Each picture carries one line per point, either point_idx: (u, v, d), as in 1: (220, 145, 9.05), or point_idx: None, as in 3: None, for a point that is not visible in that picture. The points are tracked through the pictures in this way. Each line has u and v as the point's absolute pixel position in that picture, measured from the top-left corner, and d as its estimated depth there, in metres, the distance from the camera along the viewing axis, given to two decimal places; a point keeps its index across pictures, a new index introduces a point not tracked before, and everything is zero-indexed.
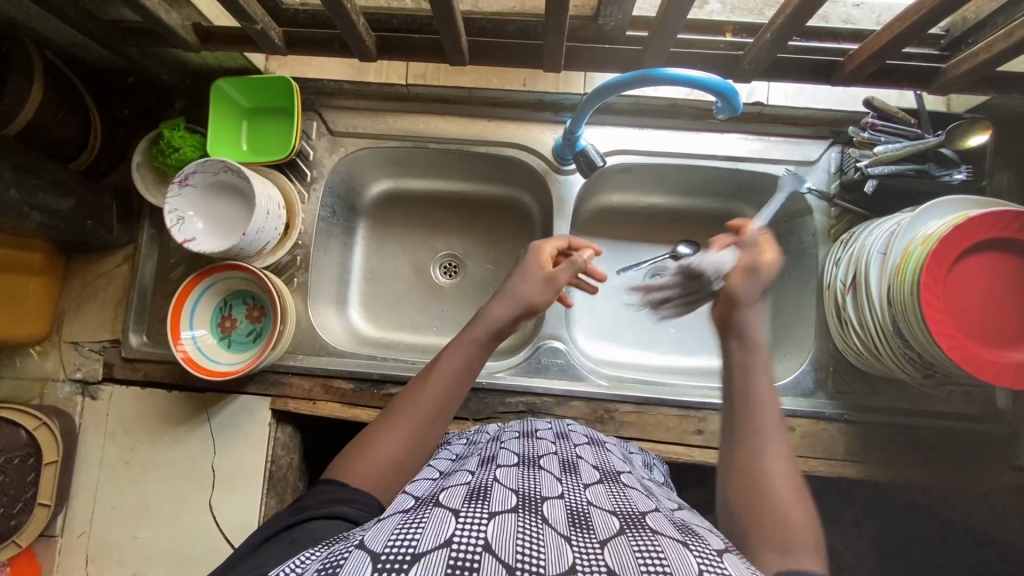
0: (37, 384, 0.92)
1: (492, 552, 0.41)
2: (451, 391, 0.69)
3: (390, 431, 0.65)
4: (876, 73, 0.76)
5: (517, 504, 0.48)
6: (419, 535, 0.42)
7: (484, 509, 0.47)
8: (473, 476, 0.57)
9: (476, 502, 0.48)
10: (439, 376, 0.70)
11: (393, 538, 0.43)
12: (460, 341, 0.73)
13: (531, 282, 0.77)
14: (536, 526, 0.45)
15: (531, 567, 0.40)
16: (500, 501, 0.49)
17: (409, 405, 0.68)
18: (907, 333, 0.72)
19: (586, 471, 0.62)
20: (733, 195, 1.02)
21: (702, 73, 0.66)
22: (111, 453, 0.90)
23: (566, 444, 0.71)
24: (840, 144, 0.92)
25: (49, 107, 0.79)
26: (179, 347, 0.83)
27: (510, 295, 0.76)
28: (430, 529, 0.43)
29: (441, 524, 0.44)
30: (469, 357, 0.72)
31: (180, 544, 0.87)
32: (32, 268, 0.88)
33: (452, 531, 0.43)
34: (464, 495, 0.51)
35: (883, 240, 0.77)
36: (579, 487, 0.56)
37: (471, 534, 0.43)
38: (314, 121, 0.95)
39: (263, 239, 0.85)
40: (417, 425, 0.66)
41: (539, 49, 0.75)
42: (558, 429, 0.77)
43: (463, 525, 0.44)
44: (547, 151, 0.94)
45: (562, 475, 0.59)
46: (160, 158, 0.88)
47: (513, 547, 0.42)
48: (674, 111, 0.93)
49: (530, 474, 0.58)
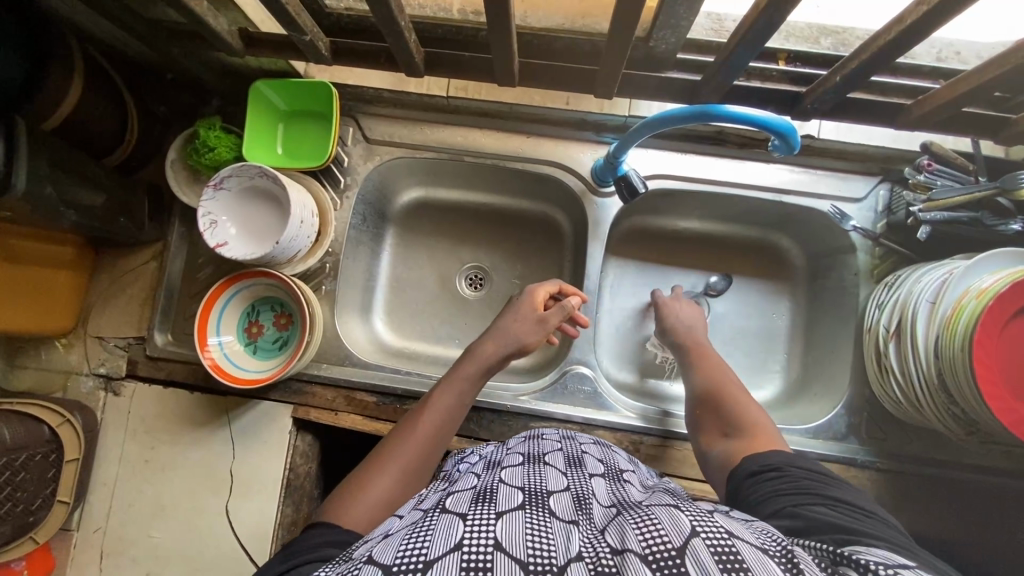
0: (60, 377, 0.91)
1: (503, 550, 0.39)
2: (443, 428, 0.70)
3: (385, 467, 0.63)
4: (945, 119, 0.73)
5: (523, 501, 0.47)
6: (429, 542, 0.40)
7: (490, 508, 0.45)
8: (479, 479, 0.56)
9: (483, 503, 0.46)
10: (433, 411, 0.70)
11: (403, 548, 0.40)
12: (452, 379, 0.74)
13: (523, 325, 0.79)
14: (542, 519, 0.44)
15: (544, 562, 0.38)
16: (506, 500, 0.47)
17: (405, 440, 0.67)
18: (954, 389, 0.70)
19: (591, 465, 0.63)
20: (772, 225, 0.99)
21: (763, 111, 0.63)
22: (130, 451, 0.89)
23: (572, 443, 0.70)
24: (888, 182, 0.89)
25: (88, 101, 0.78)
26: (206, 354, 0.82)
27: (503, 333, 0.78)
28: (438, 534, 0.41)
29: (450, 529, 0.41)
30: (460, 395, 0.74)
31: (195, 547, 0.86)
32: (62, 261, 0.87)
33: (461, 534, 0.41)
34: (470, 498, 0.48)
35: (933, 288, 0.74)
36: (584, 480, 0.56)
37: (480, 535, 0.40)
38: (350, 128, 0.94)
39: (296, 247, 0.84)
40: (413, 462, 0.65)
41: (593, 73, 0.73)
42: (565, 432, 0.75)
43: (471, 526, 0.41)
44: (586, 171, 0.92)
45: (567, 470, 0.59)
46: (194, 157, 0.86)
47: (522, 543, 0.40)
48: (720, 139, 0.90)
49: (535, 472, 0.56)
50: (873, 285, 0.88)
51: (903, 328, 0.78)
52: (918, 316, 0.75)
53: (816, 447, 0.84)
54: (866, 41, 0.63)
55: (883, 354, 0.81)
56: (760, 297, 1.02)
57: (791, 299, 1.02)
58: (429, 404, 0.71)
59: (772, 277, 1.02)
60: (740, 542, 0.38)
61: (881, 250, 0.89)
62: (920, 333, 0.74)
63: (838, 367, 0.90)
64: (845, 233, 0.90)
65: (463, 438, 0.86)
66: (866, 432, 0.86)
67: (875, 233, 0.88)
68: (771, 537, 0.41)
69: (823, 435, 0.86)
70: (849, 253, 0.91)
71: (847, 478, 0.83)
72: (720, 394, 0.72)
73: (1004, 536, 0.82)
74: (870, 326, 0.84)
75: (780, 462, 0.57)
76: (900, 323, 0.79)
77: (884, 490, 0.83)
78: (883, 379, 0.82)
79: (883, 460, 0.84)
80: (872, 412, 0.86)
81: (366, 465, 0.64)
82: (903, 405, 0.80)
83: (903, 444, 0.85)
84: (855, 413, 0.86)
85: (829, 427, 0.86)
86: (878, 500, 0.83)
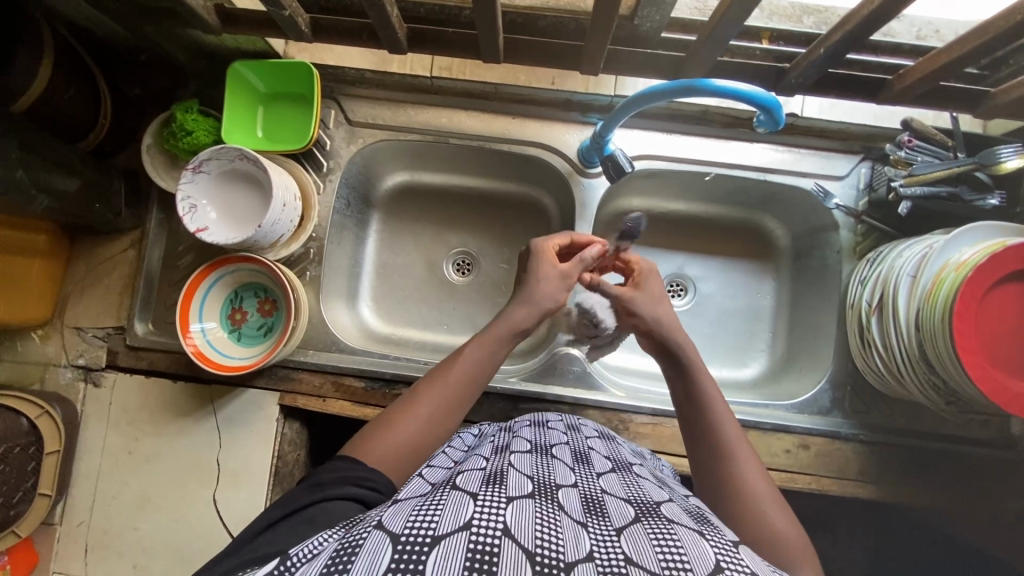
0: (37, 369, 0.89)
1: (511, 537, 0.39)
2: (471, 384, 0.68)
3: (410, 413, 0.64)
4: (925, 94, 0.74)
5: (533, 492, 0.47)
6: (439, 515, 0.40)
7: (501, 493, 0.45)
8: (487, 461, 0.56)
9: (493, 486, 0.46)
10: (462, 366, 0.68)
11: (412, 518, 0.40)
12: (488, 334, 0.71)
13: (551, 289, 0.75)
14: (552, 512, 0.44)
15: (551, 554, 0.38)
16: (515, 486, 0.47)
17: (431, 391, 0.66)
18: (935, 360, 0.71)
19: (598, 462, 0.62)
20: (756, 204, 1.00)
21: (749, 85, 0.63)
22: (113, 442, 0.88)
23: (578, 436, 0.70)
24: (869, 160, 0.90)
25: (57, 83, 0.75)
26: (189, 340, 0.81)
27: (530, 297, 0.74)
28: (448, 509, 0.41)
29: (460, 506, 0.41)
30: (492, 350, 0.71)
31: (184, 538, 0.85)
32: (36, 249, 0.85)
33: (471, 514, 0.40)
34: (481, 479, 0.48)
35: (915, 261, 0.76)
36: (592, 477, 0.56)
37: (489, 518, 0.40)
38: (332, 110, 0.93)
39: (278, 231, 0.82)
40: (439, 412, 0.65)
41: (577, 49, 0.73)
42: (570, 421, 0.76)
43: (482, 508, 0.41)
44: (571, 152, 0.92)
45: (574, 465, 0.58)
46: (171, 141, 0.84)
47: (532, 531, 0.40)
48: (704, 118, 0.90)
49: (543, 463, 0.56)
50: (855, 262, 0.90)
51: (885, 303, 0.79)
52: (899, 289, 0.76)
53: (801, 421, 0.86)
54: (850, 14, 0.63)
55: (866, 328, 0.83)
56: (745, 278, 1.03)
57: (775, 278, 1.03)
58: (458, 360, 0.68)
59: (756, 257, 1.03)
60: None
61: (863, 227, 0.90)
62: (902, 308, 0.76)
63: (821, 343, 0.92)
64: (827, 211, 0.91)
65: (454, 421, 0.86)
66: (849, 406, 0.87)
67: (857, 210, 0.89)
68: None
69: (808, 410, 0.87)
70: (832, 231, 0.92)
71: (832, 451, 0.85)
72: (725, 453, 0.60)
73: (982, 504, 0.84)
74: (853, 301, 0.86)
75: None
76: (881, 298, 0.80)
77: (867, 462, 0.85)
78: (866, 352, 0.83)
79: (866, 432, 0.86)
80: (855, 385, 0.88)
81: (392, 408, 0.65)
82: (886, 378, 0.81)
83: (885, 417, 0.87)
84: (838, 388, 0.88)
85: (814, 402, 0.88)
86: (861, 472, 0.85)
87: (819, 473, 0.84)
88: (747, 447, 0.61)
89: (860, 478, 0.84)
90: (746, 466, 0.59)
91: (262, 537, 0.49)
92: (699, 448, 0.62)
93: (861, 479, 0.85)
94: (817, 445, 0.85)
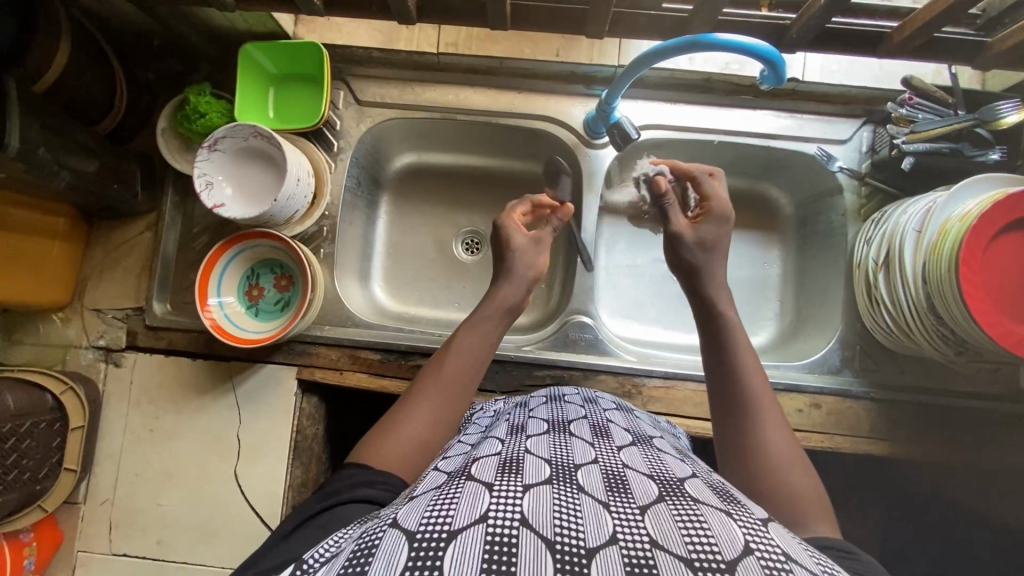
0: (59, 350, 0.91)
1: (529, 526, 0.37)
2: (470, 370, 0.67)
3: (416, 406, 0.62)
4: (923, 46, 0.76)
5: (552, 475, 0.44)
6: (454, 509, 0.38)
7: (517, 481, 0.42)
8: (504, 445, 0.53)
9: (510, 473, 0.44)
10: (456, 354, 0.67)
11: (427, 514, 0.38)
12: (474, 320, 0.71)
13: (538, 252, 0.78)
14: (571, 494, 0.41)
15: (572, 544, 0.36)
16: (533, 472, 0.44)
17: (433, 383, 0.64)
18: (942, 310, 0.72)
19: (618, 434, 0.58)
20: (761, 173, 1.01)
21: (752, 40, 0.67)
22: (134, 420, 0.89)
23: (596, 409, 0.67)
24: (872, 123, 0.91)
25: (74, 66, 0.77)
26: (207, 313, 0.83)
27: (512, 272, 0.75)
28: (464, 502, 0.39)
29: (476, 498, 0.40)
30: (484, 334, 0.70)
31: (207, 513, 0.87)
32: (55, 231, 0.86)
33: (487, 505, 0.39)
34: (496, 465, 0.46)
35: (918, 218, 0.77)
36: (612, 451, 0.52)
37: (507, 508, 0.38)
38: (341, 90, 0.94)
39: (293, 207, 0.84)
40: (440, 402, 0.63)
41: (583, 13, 0.74)
42: (586, 394, 0.74)
43: (498, 499, 0.39)
44: (577, 124, 0.94)
45: (594, 440, 0.55)
46: (185, 124, 0.85)
47: (551, 520, 0.38)
48: (708, 87, 0.92)
49: (561, 442, 0.53)
50: (861, 224, 0.91)
51: (891, 259, 0.80)
52: (905, 245, 0.77)
53: (812, 381, 0.88)
54: None
55: (873, 286, 0.84)
56: (751, 248, 1.04)
57: (781, 246, 1.04)
58: (453, 348, 0.68)
59: (762, 227, 1.04)
60: (796, 568, 0.36)
61: (867, 189, 0.91)
62: (908, 262, 0.77)
63: (829, 305, 0.93)
64: (831, 175, 0.93)
65: None
66: (859, 365, 0.89)
67: (861, 172, 0.91)
68: (823, 563, 0.39)
69: (817, 369, 0.89)
70: (836, 194, 0.94)
71: (843, 409, 0.87)
72: (748, 382, 0.61)
73: (994, 458, 0.85)
74: (859, 260, 0.87)
75: (840, 543, 0.47)
76: (887, 254, 0.81)
77: (878, 420, 0.86)
78: (874, 309, 0.85)
79: (876, 390, 0.87)
80: (864, 343, 0.89)
81: (396, 408, 0.63)
82: (895, 334, 0.83)
83: (894, 375, 0.88)
84: (848, 347, 0.89)
85: (823, 361, 0.89)
86: (872, 428, 0.86)
87: (831, 431, 0.86)
88: (766, 381, 0.62)
89: (872, 435, 0.86)
90: (764, 396, 0.60)
91: (284, 543, 0.48)
92: (726, 394, 0.61)
93: (872, 436, 0.86)
94: (829, 404, 0.87)
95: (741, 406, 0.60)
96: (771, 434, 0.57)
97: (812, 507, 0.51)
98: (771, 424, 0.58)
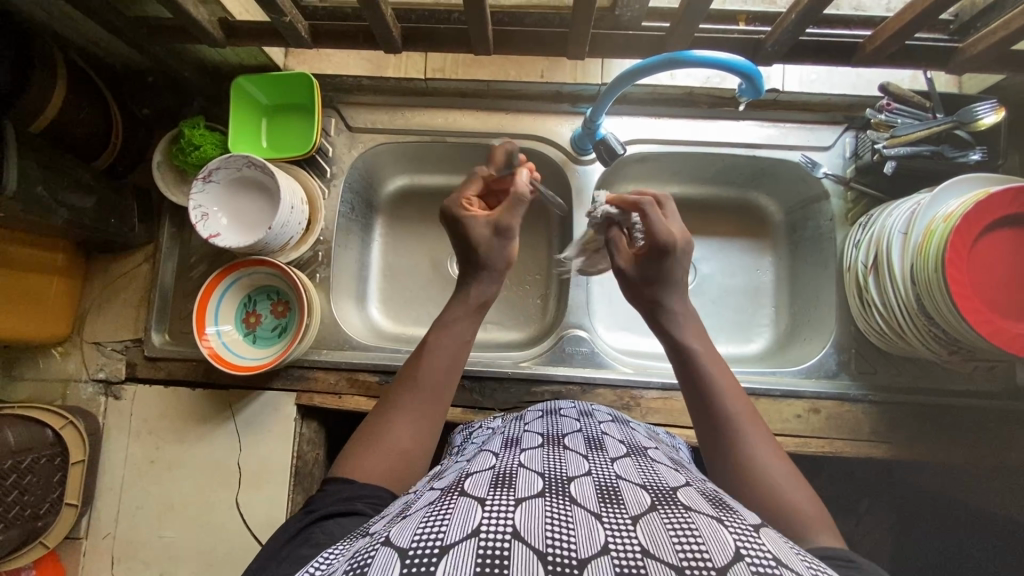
0: (59, 385, 0.92)
1: (521, 539, 0.37)
2: (447, 372, 0.66)
3: (396, 418, 0.62)
4: (895, 54, 0.78)
5: (545, 488, 0.44)
6: (446, 524, 0.39)
7: (510, 495, 0.43)
8: (498, 460, 0.53)
9: (502, 488, 0.44)
10: (430, 359, 0.66)
11: (419, 531, 0.39)
12: (446, 322, 0.70)
13: (503, 242, 0.73)
14: (564, 508, 0.42)
15: (564, 555, 0.36)
16: (526, 485, 0.45)
17: (411, 392, 0.64)
18: (932, 309, 0.73)
19: (612, 447, 0.58)
20: (748, 182, 1.03)
21: (729, 55, 0.69)
22: (135, 453, 0.89)
23: (591, 422, 0.67)
24: (853, 129, 0.93)
25: (70, 105, 0.79)
26: (205, 342, 0.84)
27: (478, 271, 0.73)
28: (456, 517, 0.39)
29: (468, 513, 0.40)
30: (455, 334, 0.69)
31: (209, 543, 0.86)
32: (54, 267, 0.88)
33: (479, 520, 0.39)
34: (490, 481, 0.46)
35: (904, 220, 0.78)
36: (606, 463, 0.52)
37: (498, 522, 0.39)
38: (332, 118, 0.97)
39: (288, 233, 0.85)
40: (421, 408, 0.63)
41: (564, 36, 0.77)
42: (584, 409, 0.74)
43: (490, 513, 0.40)
44: (565, 142, 0.95)
45: (588, 453, 0.55)
46: (180, 157, 0.87)
47: (543, 532, 0.38)
48: (690, 100, 0.94)
49: (555, 456, 0.53)
50: (849, 228, 0.92)
51: (879, 262, 0.81)
52: (892, 246, 0.78)
53: (809, 386, 0.88)
54: None
55: (864, 288, 0.85)
56: (743, 256, 1.05)
57: (773, 253, 1.05)
58: (427, 352, 0.67)
59: (753, 235, 1.06)
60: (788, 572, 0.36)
61: (853, 194, 0.92)
62: (896, 264, 0.78)
63: (823, 310, 0.94)
64: (817, 181, 0.94)
65: (469, 410, 0.88)
66: (855, 368, 0.89)
67: (846, 177, 0.92)
68: (812, 562, 0.39)
69: (815, 374, 0.89)
70: (823, 200, 0.95)
71: (841, 413, 0.87)
72: (724, 398, 0.61)
73: (996, 456, 0.85)
74: (849, 264, 0.88)
75: (842, 552, 0.47)
76: (875, 258, 0.82)
77: (877, 422, 0.86)
78: (866, 312, 0.85)
79: (873, 392, 0.87)
80: (860, 347, 0.89)
81: (377, 415, 0.63)
82: (888, 335, 0.83)
83: (891, 376, 0.88)
84: (843, 351, 0.90)
85: (820, 365, 0.89)
86: (872, 431, 0.86)
87: (832, 436, 0.86)
88: (744, 396, 0.62)
89: (872, 438, 0.86)
90: (744, 409, 0.61)
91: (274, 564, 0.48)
92: (708, 415, 0.61)
93: (872, 439, 0.86)
94: (827, 408, 0.87)
95: (722, 423, 0.60)
96: (758, 451, 0.57)
97: (813, 519, 0.52)
98: (755, 443, 0.58)
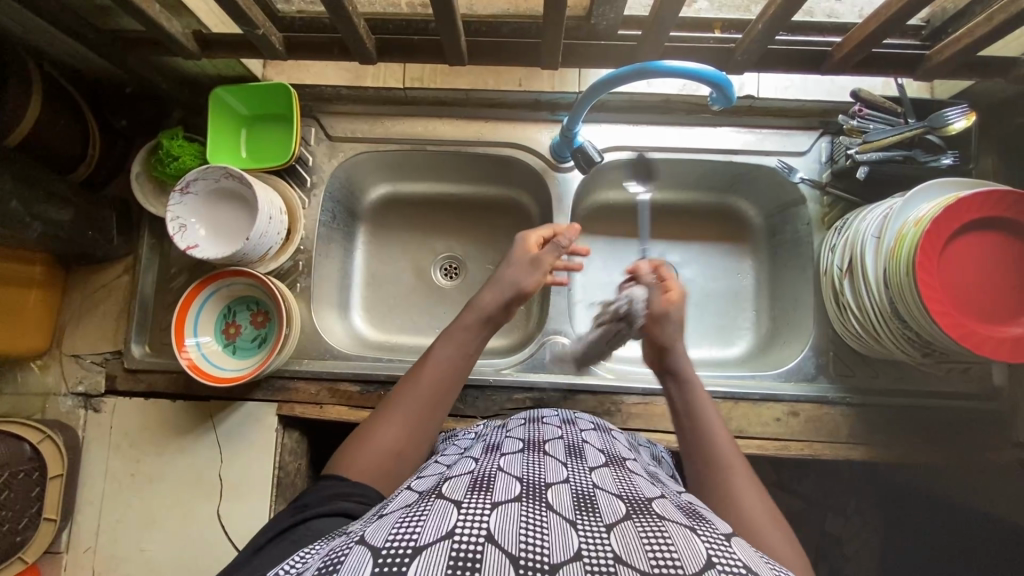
0: (38, 400, 0.91)
1: (495, 542, 0.37)
2: (447, 380, 0.66)
3: (389, 420, 0.62)
4: (865, 62, 0.79)
5: (522, 493, 0.45)
6: (421, 526, 0.39)
7: (487, 499, 0.43)
8: (477, 465, 0.53)
9: (479, 492, 0.44)
10: (432, 367, 0.66)
11: (394, 531, 0.39)
12: (454, 331, 0.69)
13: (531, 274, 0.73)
14: (539, 512, 0.42)
15: (537, 559, 0.36)
16: (503, 490, 0.45)
17: (408, 395, 0.64)
18: (905, 312, 0.74)
19: (591, 456, 0.59)
20: (726, 188, 1.04)
21: (699, 65, 0.69)
22: (115, 466, 0.89)
23: (573, 430, 0.68)
24: (829, 134, 0.94)
25: (46, 117, 0.79)
26: (184, 354, 0.84)
27: (500, 281, 0.72)
28: (431, 520, 0.40)
29: (443, 516, 0.40)
30: (461, 344, 0.69)
31: (190, 555, 0.86)
32: (32, 280, 0.87)
33: (454, 523, 0.39)
34: (467, 485, 0.46)
35: (877, 224, 0.79)
36: (584, 471, 0.53)
37: (473, 524, 0.39)
38: (312, 128, 0.97)
39: (267, 244, 0.85)
40: (416, 412, 0.63)
41: (537, 46, 0.77)
42: (564, 415, 0.74)
43: (466, 516, 0.40)
44: (544, 150, 0.96)
45: (567, 461, 0.55)
46: (158, 168, 0.87)
47: (517, 537, 0.38)
48: (668, 107, 0.94)
49: (534, 462, 0.54)
50: (826, 232, 0.93)
51: (854, 266, 0.82)
52: (866, 250, 0.79)
53: (788, 389, 0.88)
54: None
55: (840, 292, 0.85)
56: (724, 261, 1.06)
57: (754, 257, 1.06)
58: (431, 360, 0.67)
59: (733, 239, 1.06)
60: None
61: (829, 198, 0.93)
62: (870, 269, 0.78)
63: (801, 314, 0.95)
64: (795, 186, 0.95)
65: (451, 418, 0.88)
66: (834, 371, 0.90)
67: (822, 182, 0.93)
68: (783, 573, 0.40)
69: (794, 378, 0.90)
70: (800, 205, 0.96)
71: (820, 416, 0.87)
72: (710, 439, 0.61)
73: (971, 456, 0.86)
74: (826, 268, 0.89)
75: None
76: (851, 261, 0.83)
77: (854, 425, 0.87)
78: (843, 315, 0.86)
79: (851, 395, 0.88)
80: (838, 350, 0.90)
81: (372, 417, 0.64)
82: (864, 338, 0.84)
83: (869, 379, 0.89)
84: (822, 354, 0.90)
85: (799, 369, 0.90)
86: (851, 434, 0.87)
87: (811, 439, 0.87)
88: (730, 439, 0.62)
89: (850, 440, 0.87)
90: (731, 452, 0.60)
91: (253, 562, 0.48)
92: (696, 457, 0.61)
93: (851, 441, 0.87)
94: (806, 411, 0.88)
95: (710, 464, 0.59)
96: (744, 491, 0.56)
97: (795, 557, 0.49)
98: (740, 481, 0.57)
